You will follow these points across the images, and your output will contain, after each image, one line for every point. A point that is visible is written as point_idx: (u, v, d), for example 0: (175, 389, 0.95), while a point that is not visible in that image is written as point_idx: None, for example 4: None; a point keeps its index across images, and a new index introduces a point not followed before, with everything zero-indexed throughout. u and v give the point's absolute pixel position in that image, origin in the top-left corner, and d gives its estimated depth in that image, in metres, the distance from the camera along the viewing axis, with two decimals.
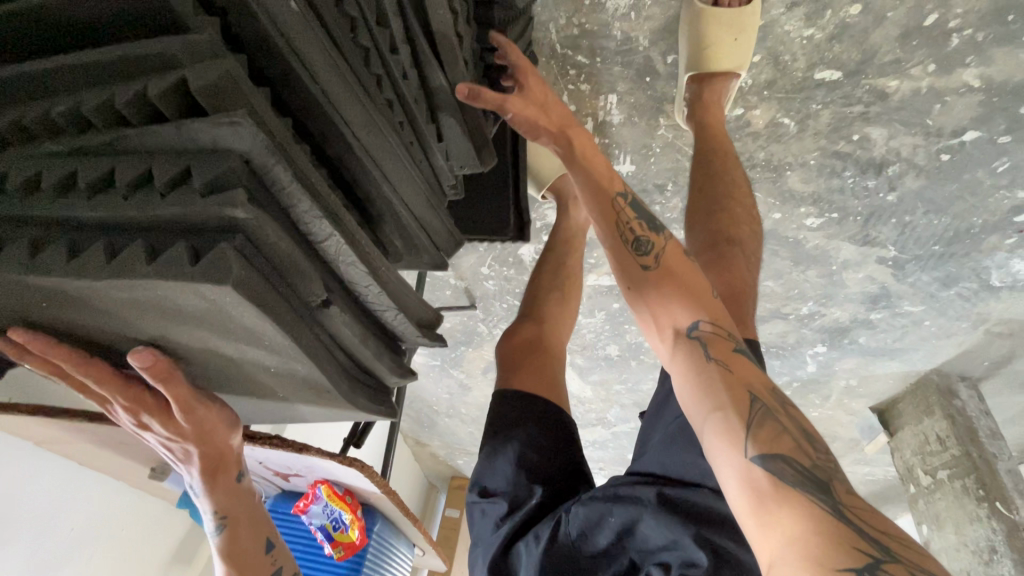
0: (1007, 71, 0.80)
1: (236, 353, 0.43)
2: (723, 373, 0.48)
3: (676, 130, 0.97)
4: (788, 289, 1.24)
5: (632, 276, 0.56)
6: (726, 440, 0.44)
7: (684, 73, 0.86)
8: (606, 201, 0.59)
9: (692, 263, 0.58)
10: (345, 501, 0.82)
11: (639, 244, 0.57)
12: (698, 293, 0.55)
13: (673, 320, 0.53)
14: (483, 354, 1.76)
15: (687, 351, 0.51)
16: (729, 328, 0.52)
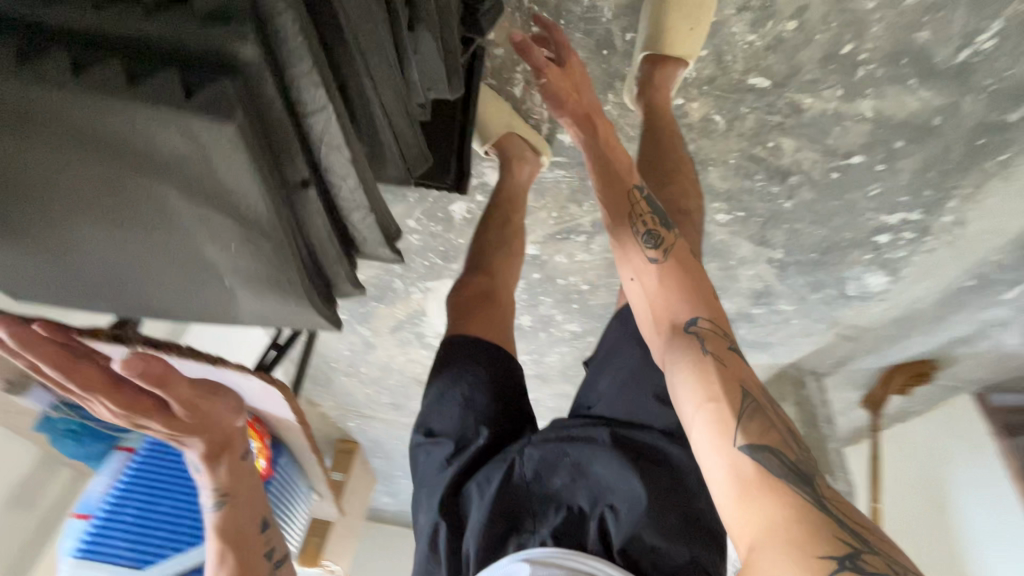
0: (892, 108, 0.94)
1: (197, 230, 0.49)
2: (716, 367, 0.61)
3: (621, 109, 1.01)
4: None
5: (640, 268, 0.74)
6: (722, 435, 0.56)
7: (640, 52, 0.90)
8: (623, 191, 0.80)
9: (697, 267, 0.73)
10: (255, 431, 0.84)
11: (649, 236, 0.76)
12: (690, 288, 0.70)
13: (672, 310, 0.69)
14: (395, 312, 1.73)
15: (684, 341, 0.64)
16: (726, 330, 0.66)
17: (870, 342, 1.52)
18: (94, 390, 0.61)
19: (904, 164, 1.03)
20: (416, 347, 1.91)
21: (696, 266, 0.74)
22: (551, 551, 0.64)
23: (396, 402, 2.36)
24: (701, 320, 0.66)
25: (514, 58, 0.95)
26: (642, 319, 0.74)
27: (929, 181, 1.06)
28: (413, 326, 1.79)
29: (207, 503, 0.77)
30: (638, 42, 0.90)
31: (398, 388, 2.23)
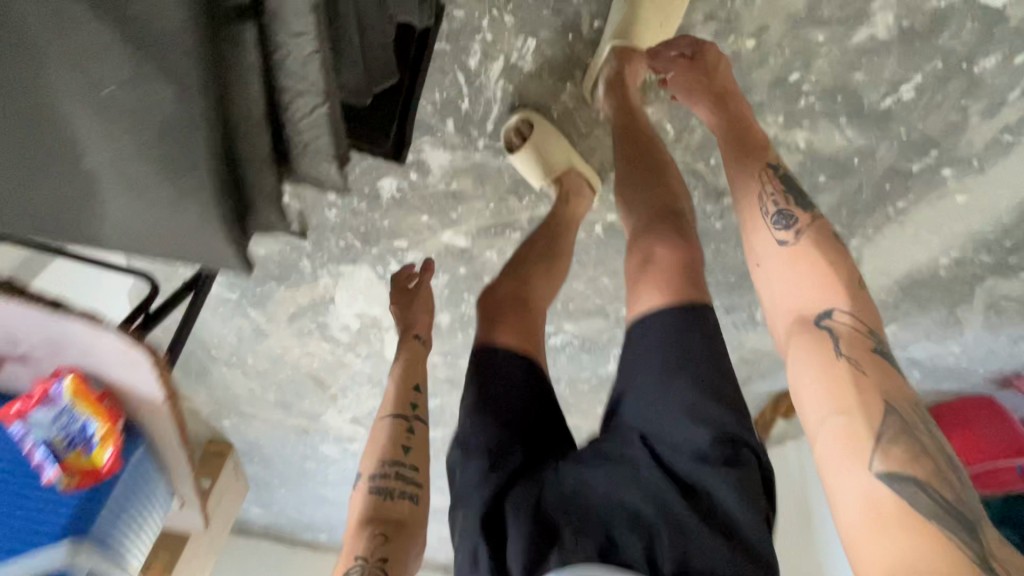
0: (822, 143, 1.00)
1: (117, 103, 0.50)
2: (853, 373, 0.65)
3: (577, 101, 0.98)
4: (617, 288, 1.37)
5: (769, 257, 0.76)
6: (855, 460, 0.61)
7: (608, 40, 0.89)
8: (751, 172, 0.80)
9: (840, 259, 0.73)
10: (92, 407, 0.84)
11: (781, 221, 0.77)
12: (823, 284, 0.71)
13: (802, 301, 0.72)
14: (297, 297, 1.54)
15: (817, 335, 0.69)
16: (871, 330, 0.68)
17: (766, 368, 1.62)
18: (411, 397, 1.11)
19: (822, 199, 1.10)
20: (316, 340, 1.72)
21: (838, 255, 0.73)
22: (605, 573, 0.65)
23: (284, 400, 2.12)
24: (836, 313, 0.69)
25: (473, 24, 0.88)
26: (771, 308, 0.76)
27: (840, 219, 1.14)
28: (315, 314, 1.60)
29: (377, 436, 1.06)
30: (606, 32, 0.89)
31: (289, 384, 2.00)
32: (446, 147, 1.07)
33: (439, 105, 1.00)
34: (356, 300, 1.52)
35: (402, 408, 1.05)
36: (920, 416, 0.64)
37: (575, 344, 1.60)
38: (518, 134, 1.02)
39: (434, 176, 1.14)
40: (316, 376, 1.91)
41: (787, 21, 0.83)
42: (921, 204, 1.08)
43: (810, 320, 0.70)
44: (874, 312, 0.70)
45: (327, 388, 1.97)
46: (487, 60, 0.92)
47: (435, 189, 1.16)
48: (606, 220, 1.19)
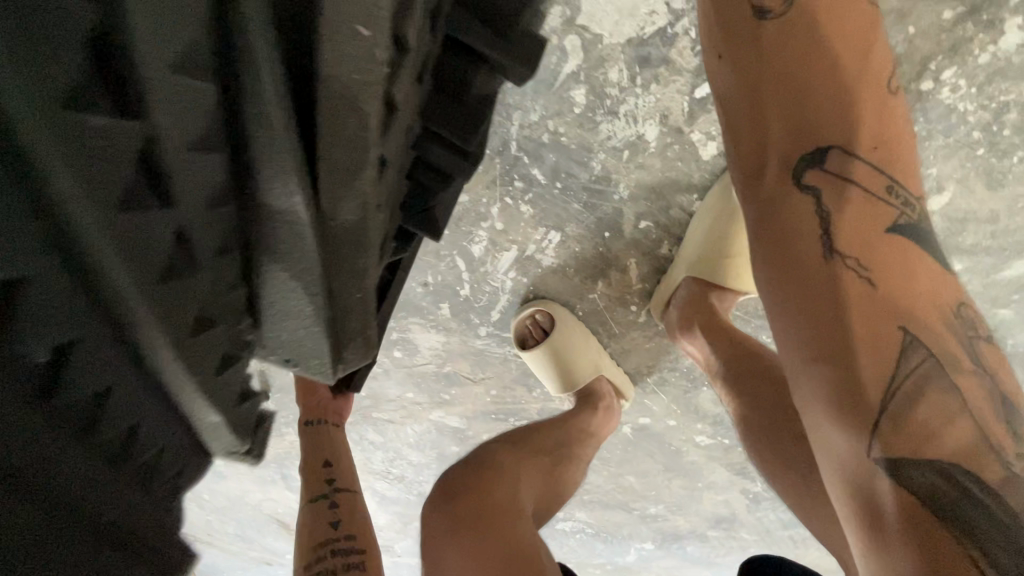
0: None
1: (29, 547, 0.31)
2: (846, 273, 0.38)
3: (610, 302, 0.75)
4: (645, 488, 1.09)
5: (736, 54, 0.44)
6: (840, 427, 0.36)
7: (690, 273, 0.65)
8: None
9: (851, 35, 0.41)
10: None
11: None
12: (812, 114, 0.41)
13: (783, 134, 0.42)
14: (260, 449, 1.29)
15: (799, 206, 0.40)
16: (889, 178, 0.39)
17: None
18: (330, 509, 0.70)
19: None
20: (280, 489, 1.45)
21: (854, 42, 0.41)
22: None
23: (244, 534, 1.82)
24: (831, 159, 0.40)
25: (479, 211, 0.66)
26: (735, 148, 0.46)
27: None
28: (280, 465, 1.35)
29: None
30: (686, 260, 0.65)
31: (250, 522, 1.71)
32: (439, 331, 0.84)
33: (432, 288, 0.78)
34: None
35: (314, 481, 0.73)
36: (960, 319, 0.38)
37: (588, 533, 1.29)
38: (532, 327, 0.78)
39: (423, 357, 0.90)
40: (280, 518, 1.63)
41: None
42: None
43: (785, 181, 0.41)
44: (905, 129, 0.41)
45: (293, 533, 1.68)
46: (495, 249, 0.71)
47: (424, 371, 0.92)
48: (636, 423, 0.93)
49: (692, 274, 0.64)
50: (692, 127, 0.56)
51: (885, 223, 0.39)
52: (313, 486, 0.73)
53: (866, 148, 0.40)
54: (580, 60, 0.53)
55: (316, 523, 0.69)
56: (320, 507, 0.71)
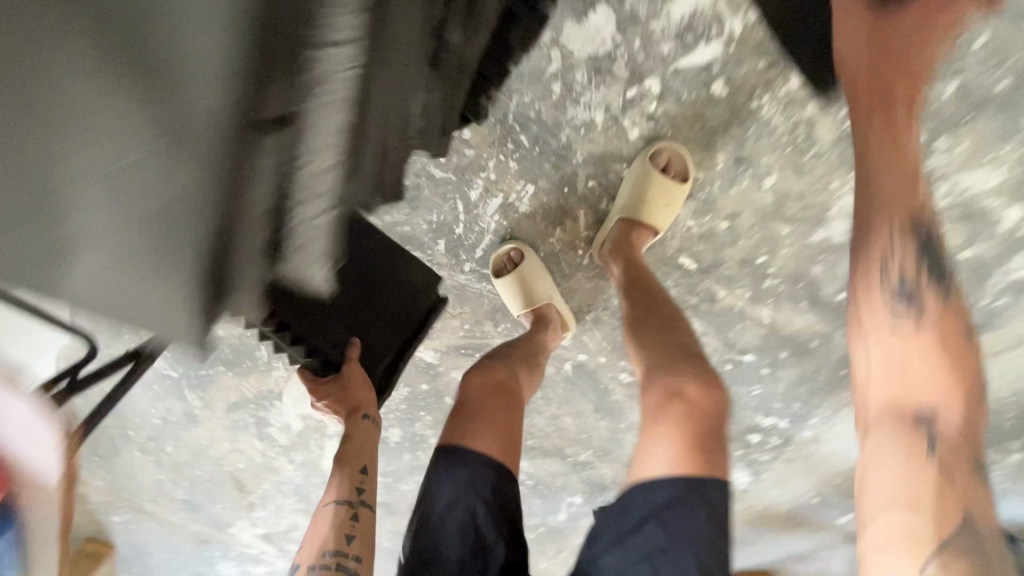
0: (784, 323, 1.06)
1: (192, 132, 0.34)
2: (939, 478, 0.55)
3: (564, 245, 1.05)
4: (579, 431, 1.33)
5: (876, 312, 0.62)
6: (909, 547, 0.53)
7: (618, 215, 0.97)
8: (883, 196, 0.63)
9: (954, 334, 0.60)
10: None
11: (905, 282, 0.61)
12: (910, 374, 0.59)
13: (897, 382, 0.60)
14: (244, 387, 1.45)
15: (904, 429, 0.57)
16: (973, 436, 0.57)
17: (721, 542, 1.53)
18: (343, 484, 0.87)
19: (783, 374, 1.13)
20: (250, 437, 1.57)
21: (953, 340, 0.60)
22: None
23: (192, 500, 1.87)
24: (936, 412, 0.57)
25: (480, 164, 0.96)
26: (862, 385, 0.62)
27: (798, 394, 1.16)
28: (258, 408, 1.50)
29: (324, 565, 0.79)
30: (616, 207, 0.97)
31: (204, 484, 1.78)
32: (434, 264, 1.10)
33: (434, 226, 1.05)
34: (305, 398, 1.44)
35: (341, 491, 0.87)
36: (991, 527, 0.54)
37: (527, 486, 1.49)
38: (507, 261, 1.06)
39: None
40: (237, 478, 1.71)
41: (756, 212, 0.93)
42: None
43: (901, 416, 0.58)
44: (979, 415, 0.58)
45: (246, 494, 1.76)
46: (487, 196, 1.00)
47: None
48: (576, 360, 1.20)
49: (620, 218, 0.96)
50: (624, 117, 0.90)
51: (964, 459, 0.56)
52: (341, 495, 0.87)
53: (960, 413, 0.57)
54: (559, 65, 0.85)
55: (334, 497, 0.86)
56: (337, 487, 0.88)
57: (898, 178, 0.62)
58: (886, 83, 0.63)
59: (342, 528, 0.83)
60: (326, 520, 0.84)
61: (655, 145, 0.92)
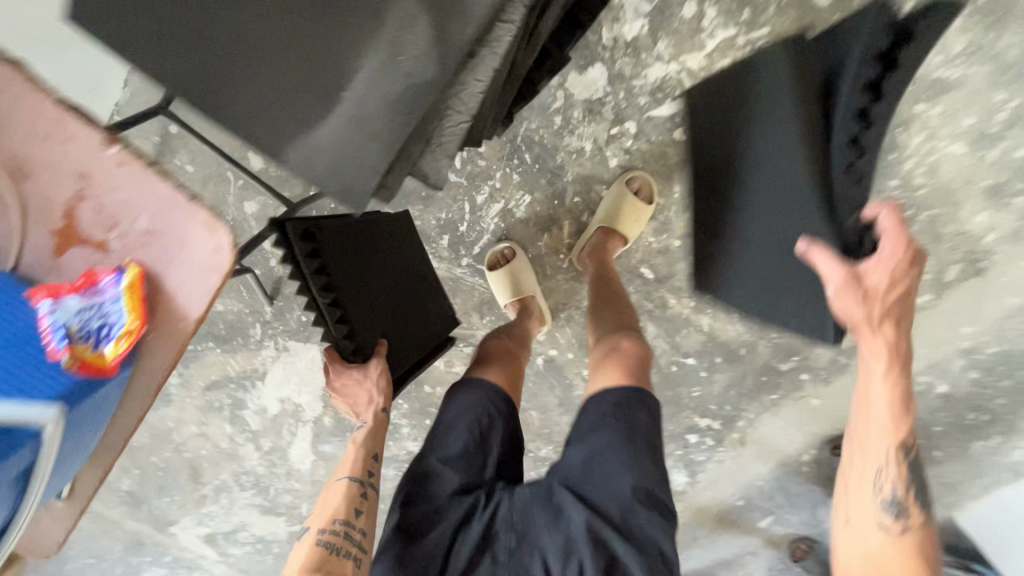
0: (719, 330, 1.30)
1: (382, 40, 0.43)
2: None
3: (549, 250, 1.27)
4: (542, 426, 1.48)
5: (860, 512, 0.73)
6: None
7: (596, 225, 1.19)
8: (871, 425, 0.72)
9: (922, 542, 0.70)
10: (139, 306, 0.54)
11: (898, 507, 0.71)
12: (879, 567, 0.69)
13: (869, 561, 0.71)
14: (228, 365, 1.51)
15: None
16: None
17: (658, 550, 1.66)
18: (356, 461, 0.84)
19: (717, 378, 1.36)
20: (220, 420, 1.61)
21: (925, 551, 0.69)
22: None
23: (136, 494, 1.81)
24: None
25: (489, 173, 1.18)
26: (844, 560, 0.73)
27: (730, 398, 1.39)
28: (236, 389, 1.55)
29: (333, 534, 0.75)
30: (595, 219, 1.19)
31: (156, 472, 1.75)
32: (436, 256, 1.28)
33: (442, 222, 1.24)
34: (288, 381, 1.52)
35: (355, 468, 0.83)
36: None
37: None
38: (500, 258, 1.26)
39: None
40: (195, 466, 1.71)
41: None
42: (789, 400, 1.37)
43: None
44: None
45: (201, 485, 1.75)
46: (491, 201, 1.21)
47: None
48: (547, 355, 1.38)
49: (601, 225, 1.17)
50: (607, 149, 1.15)
51: None
52: (353, 471, 0.83)
53: None
54: (561, 102, 1.11)
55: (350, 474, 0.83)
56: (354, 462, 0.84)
57: (900, 410, 0.71)
58: (895, 343, 0.69)
59: (352, 502, 0.79)
60: (338, 491, 0.81)
61: (629, 171, 1.16)
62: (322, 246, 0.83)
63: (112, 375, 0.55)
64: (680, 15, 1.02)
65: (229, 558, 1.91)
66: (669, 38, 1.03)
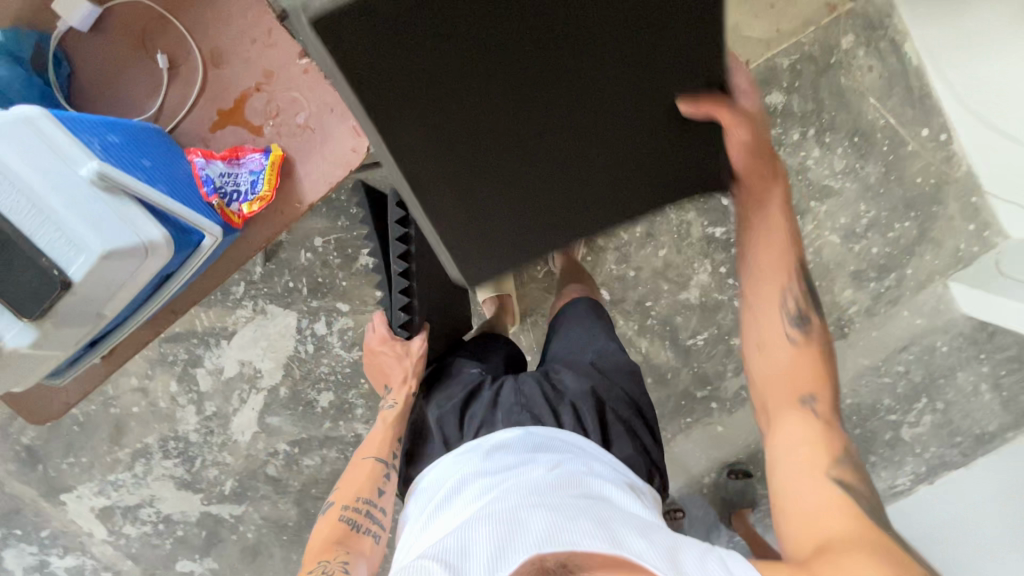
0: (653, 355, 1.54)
1: None
2: (814, 462, 0.71)
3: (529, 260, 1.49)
4: None
5: (759, 331, 0.81)
6: (810, 520, 0.67)
7: None
8: (767, 258, 0.82)
9: (824, 347, 0.79)
10: (275, 179, 0.81)
11: (800, 318, 0.79)
12: (780, 378, 0.77)
13: (768, 376, 0.78)
14: (197, 319, 1.54)
15: (795, 417, 0.74)
16: (836, 420, 0.73)
17: None
18: (381, 442, 0.95)
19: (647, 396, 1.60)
20: (167, 376, 1.59)
21: (825, 360, 0.78)
22: (534, 436, 0.79)
23: (35, 450, 1.66)
24: (815, 407, 0.73)
25: None
26: (755, 382, 0.81)
27: None
28: (197, 345, 1.56)
29: (360, 513, 0.89)
30: None
31: (70, 427, 1.64)
32: None
33: None
34: (254, 345, 1.56)
35: (380, 451, 0.94)
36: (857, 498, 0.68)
37: None
38: None
39: None
40: (120, 424, 1.63)
41: (652, 270, 1.47)
42: (700, 424, 1.62)
43: (788, 421, 0.74)
44: (836, 408, 0.74)
45: (117, 447, 1.65)
46: None
47: None
48: None
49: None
50: None
51: (832, 447, 0.72)
52: (376, 452, 0.94)
53: (828, 406, 0.74)
54: None
55: (373, 455, 0.94)
56: (380, 444, 0.95)
57: (780, 228, 0.82)
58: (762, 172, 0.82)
59: (375, 482, 0.92)
60: (364, 468, 0.93)
61: None
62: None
63: (239, 224, 0.84)
64: None
65: (119, 540, 1.75)
66: None
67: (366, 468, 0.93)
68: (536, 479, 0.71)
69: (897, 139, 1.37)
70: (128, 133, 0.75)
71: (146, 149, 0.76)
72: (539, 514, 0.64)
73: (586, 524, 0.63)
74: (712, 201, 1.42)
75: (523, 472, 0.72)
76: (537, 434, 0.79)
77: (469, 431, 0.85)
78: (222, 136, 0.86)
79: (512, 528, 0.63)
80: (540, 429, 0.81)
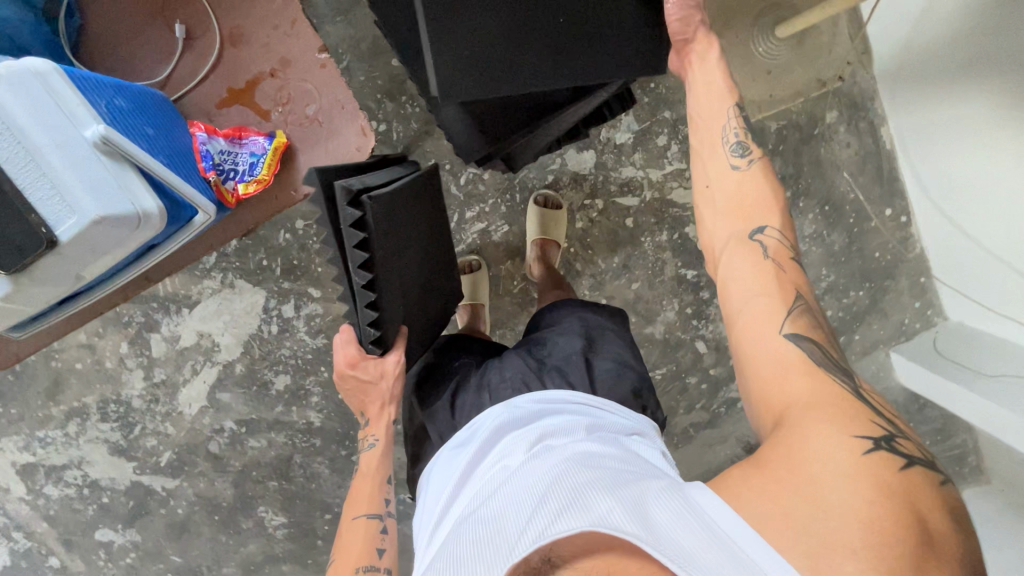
0: None
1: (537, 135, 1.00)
2: (766, 299, 0.68)
3: (507, 275, 1.51)
4: None
5: (712, 175, 0.79)
6: (767, 368, 0.64)
7: (532, 237, 1.41)
8: (715, 109, 0.81)
9: (771, 183, 0.77)
10: (275, 164, 0.88)
11: (742, 152, 0.78)
12: (731, 216, 0.75)
13: (718, 220, 0.76)
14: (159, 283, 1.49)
15: (745, 251, 0.72)
16: (786, 255, 0.72)
17: None
18: (371, 497, 0.92)
19: None
20: (118, 336, 1.53)
21: (768, 186, 0.77)
22: (519, 418, 0.80)
23: None
24: (764, 243, 0.72)
25: (483, 198, 1.43)
26: (707, 225, 0.78)
27: None
28: (156, 309, 1.51)
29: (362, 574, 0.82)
30: (530, 233, 1.42)
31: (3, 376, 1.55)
32: None
33: None
34: (217, 317, 1.52)
35: (369, 506, 0.91)
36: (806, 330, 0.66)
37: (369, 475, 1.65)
38: (467, 267, 1.47)
39: None
40: (59, 380, 1.56)
41: (623, 301, 1.51)
42: None
43: (737, 258, 0.72)
44: (788, 232, 0.74)
45: (52, 403, 1.57)
46: (476, 219, 1.45)
47: None
48: None
49: (538, 238, 1.41)
50: (578, 214, 1.47)
51: (782, 279, 0.69)
52: (367, 507, 0.91)
53: (775, 238, 0.72)
54: (557, 165, 1.44)
55: (365, 510, 0.90)
56: (369, 500, 0.92)
57: (723, 77, 0.82)
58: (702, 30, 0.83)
59: (373, 538, 0.86)
60: (358, 527, 0.88)
61: (545, 191, 1.44)
62: (369, 221, 0.83)
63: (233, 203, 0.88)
64: (655, 141, 1.43)
65: (37, 500, 1.66)
66: (642, 154, 1.43)
67: (360, 526, 0.88)
68: (518, 463, 0.71)
69: (863, 214, 1.47)
70: (133, 96, 0.78)
71: (146, 112, 0.79)
72: (515, 507, 0.64)
73: (552, 503, 0.61)
74: (688, 243, 1.49)
75: (509, 464, 0.72)
76: (523, 415, 0.80)
77: (463, 416, 0.91)
78: (226, 116, 0.91)
79: (484, 531, 0.63)
80: (523, 401, 0.84)
